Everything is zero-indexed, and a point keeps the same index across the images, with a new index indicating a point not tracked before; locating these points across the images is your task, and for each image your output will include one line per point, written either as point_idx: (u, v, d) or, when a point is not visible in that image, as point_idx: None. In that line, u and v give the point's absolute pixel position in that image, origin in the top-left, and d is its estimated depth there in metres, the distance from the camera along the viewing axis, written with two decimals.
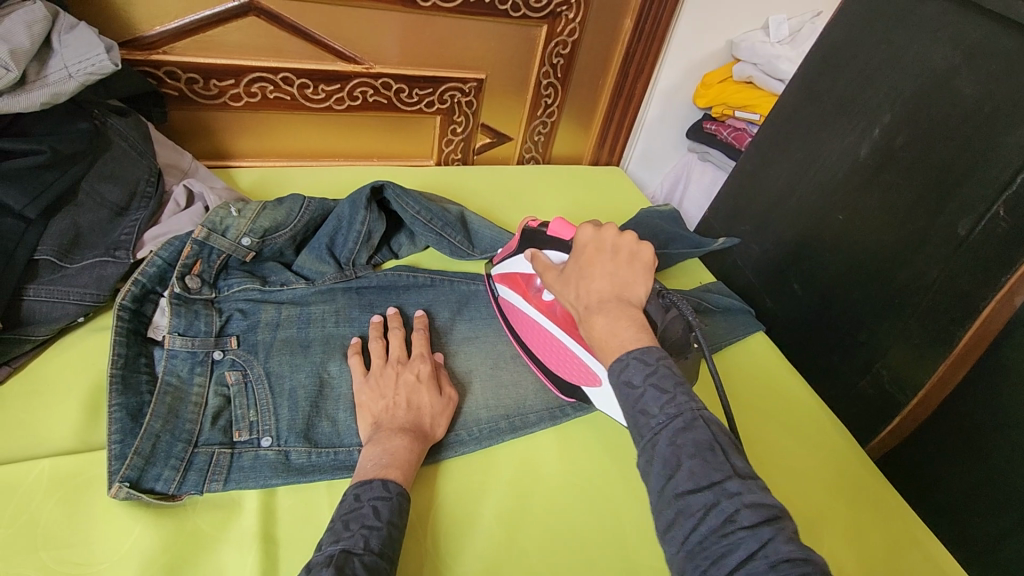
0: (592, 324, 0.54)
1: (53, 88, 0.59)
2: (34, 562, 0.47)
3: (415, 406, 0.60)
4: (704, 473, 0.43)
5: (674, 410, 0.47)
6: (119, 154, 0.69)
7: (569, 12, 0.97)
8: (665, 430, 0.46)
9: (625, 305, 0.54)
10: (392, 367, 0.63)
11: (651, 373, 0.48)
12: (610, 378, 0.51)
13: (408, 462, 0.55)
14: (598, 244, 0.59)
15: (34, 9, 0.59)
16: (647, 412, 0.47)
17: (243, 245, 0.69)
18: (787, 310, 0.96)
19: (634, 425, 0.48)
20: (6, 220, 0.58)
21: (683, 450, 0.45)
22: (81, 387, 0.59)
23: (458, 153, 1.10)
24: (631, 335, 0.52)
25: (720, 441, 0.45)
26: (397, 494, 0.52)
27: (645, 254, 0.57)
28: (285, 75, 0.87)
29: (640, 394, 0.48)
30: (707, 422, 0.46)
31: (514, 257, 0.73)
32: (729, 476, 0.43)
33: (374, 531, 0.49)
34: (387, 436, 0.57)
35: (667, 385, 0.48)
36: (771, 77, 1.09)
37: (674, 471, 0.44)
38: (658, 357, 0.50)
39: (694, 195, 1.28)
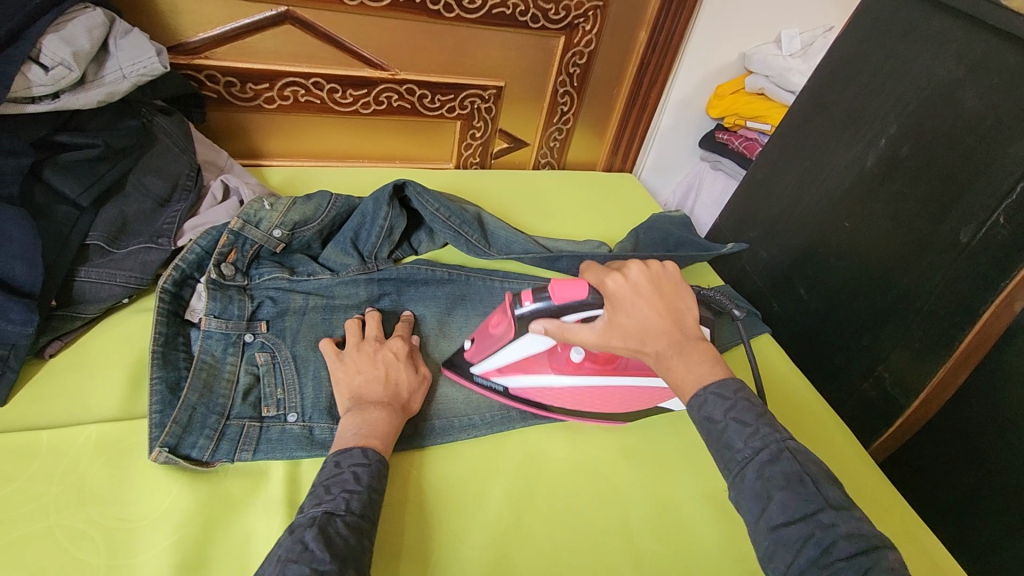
0: (671, 369, 0.53)
1: (109, 88, 0.65)
2: (83, 516, 0.52)
3: (392, 380, 0.62)
4: (797, 505, 0.45)
5: (759, 443, 0.49)
6: (162, 150, 0.75)
7: (586, 24, 1.01)
8: (751, 462, 0.48)
9: (694, 341, 0.53)
10: (370, 345, 0.66)
11: (730, 407, 0.50)
12: (690, 415, 0.52)
13: (387, 432, 0.58)
14: (634, 286, 0.55)
15: (93, 16, 0.64)
16: (733, 446, 0.49)
17: (274, 237, 0.74)
18: (793, 314, 0.98)
19: (718, 457, 0.50)
20: (62, 208, 0.64)
21: (773, 482, 0.47)
22: (124, 361, 0.64)
23: (477, 157, 1.15)
24: (708, 369, 0.52)
25: (810, 473, 0.46)
26: (376, 461, 0.55)
27: (671, 273, 0.56)
28: (316, 80, 0.92)
29: (722, 428, 0.50)
30: (793, 452, 0.48)
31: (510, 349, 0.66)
32: (822, 508, 0.45)
33: (355, 495, 0.51)
34: (364, 408, 0.59)
35: (749, 418, 0.49)
36: (783, 89, 1.12)
37: (766, 503, 0.46)
38: (735, 390, 0.51)
39: (706, 203, 1.32)
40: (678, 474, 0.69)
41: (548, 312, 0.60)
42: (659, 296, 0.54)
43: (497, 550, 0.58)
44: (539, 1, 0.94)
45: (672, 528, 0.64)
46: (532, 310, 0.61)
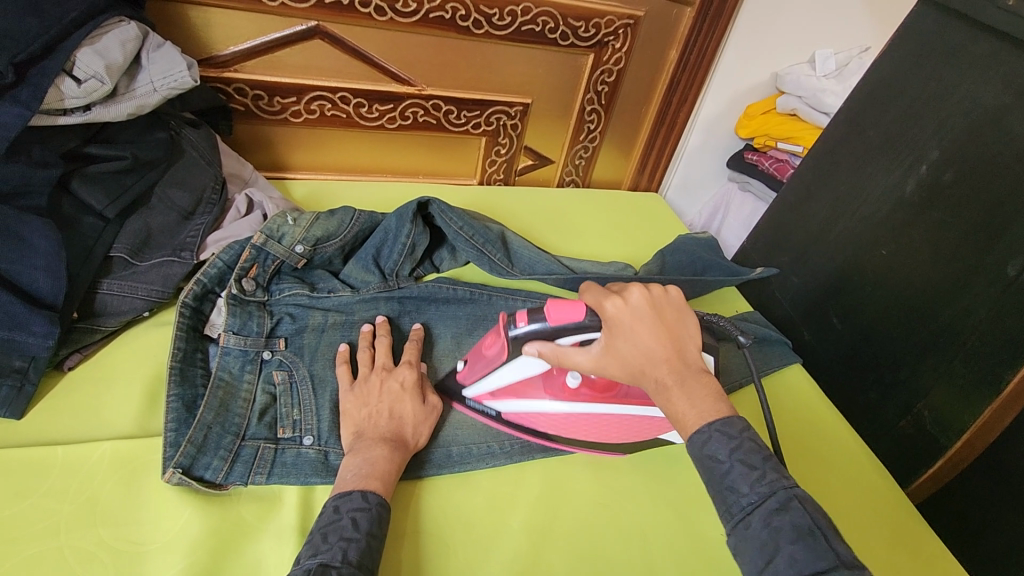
0: (672, 402, 0.53)
1: (139, 101, 0.65)
2: (92, 537, 0.51)
3: (397, 415, 0.61)
4: (807, 559, 0.43)
5: (765, 489, 0.48)
6: (189, 162, 0.75)
7: (616, 42, 0.99)
8: (758, 509, 0.47)
9: (696, 372, 0.54)
10: (377, 374, 0.64)
11: (735, 447, 0.50)
12: (690, 450, 0.51)
13: (388, 472, 0.55)
14: (634, 310, 0.55)
15: (127, 29, 0.64)
16: (738, 490, 0.49)
17: (296, 252, 0.73)
18: (824, 343, 0.95)
19: (720, 499, 0.50)
20: (88, 219, 0.64)
21: (782, 533, 0.46)
22: (142, 376, 0.63)
23: (500, 173, 1.14)
24: (709, 406, 0.52)
25: (821, 526, 0.45)
26: (376, 505, 0.52)
27: (675, 301, 0.57)
28: (343, 94, 0.92)
29: (728, 469, 0.49)
30: (802, 501, 0.47)
31: (501, 370, 0.64)
32: (834, 565, 0.43)
33: (353, 543, 0.49)
34: (367, 445, 0.57)
35: (755, 461, 0.49)
36: (817, 110, 1.07)
37: (772, 555, 0.45)
38: (742, 429, 0.51)
39: (732, 225, 1.27)
40: (705, 510, 0.66)
41: (542, 335, 0.59)
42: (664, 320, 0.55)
43: None
44: (569, 19, 0.93)
45: (700, 568, 0.61)
46: (525, 333, 0.60)
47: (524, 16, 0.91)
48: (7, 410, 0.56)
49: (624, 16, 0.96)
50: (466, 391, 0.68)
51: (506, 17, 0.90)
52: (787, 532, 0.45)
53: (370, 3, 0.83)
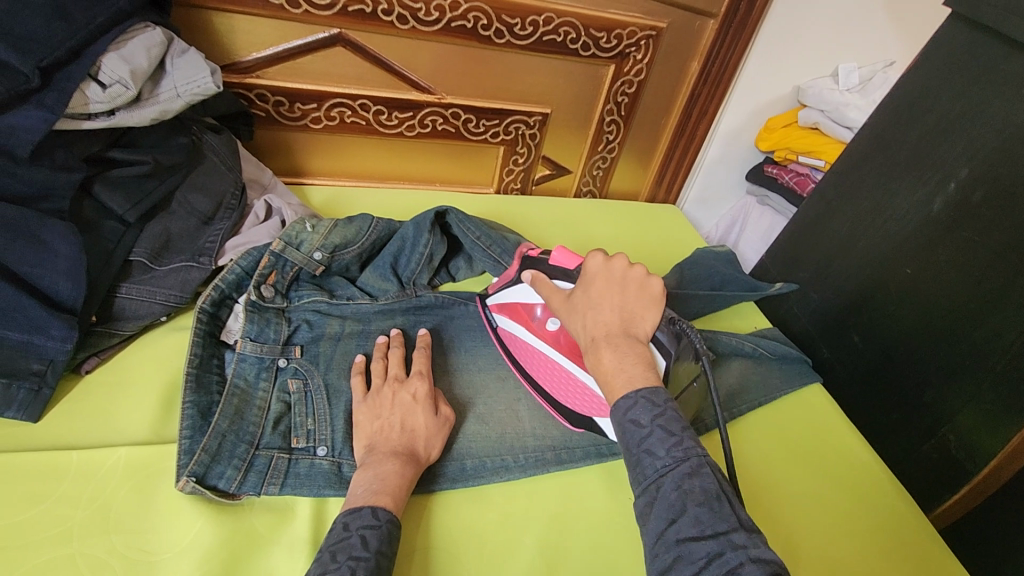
0: (598, 359, 0.53)
1: (162, 106, 0.65)
2: (104, 545, 0.50)
3: (409, 428, 0.60)
4: (710, 521, 0.42)
5: (680, 454, 0.46)
6: (210, 167, 0.75)
7: (638, 53, 0.99)
8: (671, 473, 0.45)
9: (632, 343, 0.53)
10: (391, 385, 0.63)
11: (658, 415, 0.48)
12: (614, 414, 0.50)
13: (399, 488, 0.55)
14: (607, 272, 0.58)
15: (152, 35, 0.64)
16: (652, 453, 0.46)
17: (314, 259, 0.73)
18: (845, 363, 0.93)
19: (634, 464, 0.47)
20: (109, 223, 0.64)
21: (690, 496, 0.43)
22: (158, 381, 0.63)
23: (518, 183, 1.14)
24: (638, 372, 0.51)
25: (727, 492, 0.43)
26: (386, 522, 0.51)
27: (652, 288, 0.57)
28: (363, 102, 0.92)
29: (647, 434, 0.47)
30: (714, 468, 0.45)
31: (511, 287, 0.72)
32: (734, 528, 0.41)
33: (362, 562, 0.47)
34: (379, 460, 0.56)
35: (674, 428, 0.47)
36: (839, 125, 1.05)
37: (676, 515, 0.43)
38: (666, 400, 0.49)
39: (751, 239, 1.25)
40: None
41: (541, 270, 0.67)
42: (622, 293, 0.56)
43: None
44: (591, 29, 0.93)
45: None
46: (531, 262, 0.69)
47: (546, 26, 0.90)
48: (24, 413, 0.56)
49: (646, 27, 0.96)
50: (488, 299, 0.77)
51: (528, 27, 0.89)
52: (697, 496, 0.43)
53: (393, 11, 0.83)
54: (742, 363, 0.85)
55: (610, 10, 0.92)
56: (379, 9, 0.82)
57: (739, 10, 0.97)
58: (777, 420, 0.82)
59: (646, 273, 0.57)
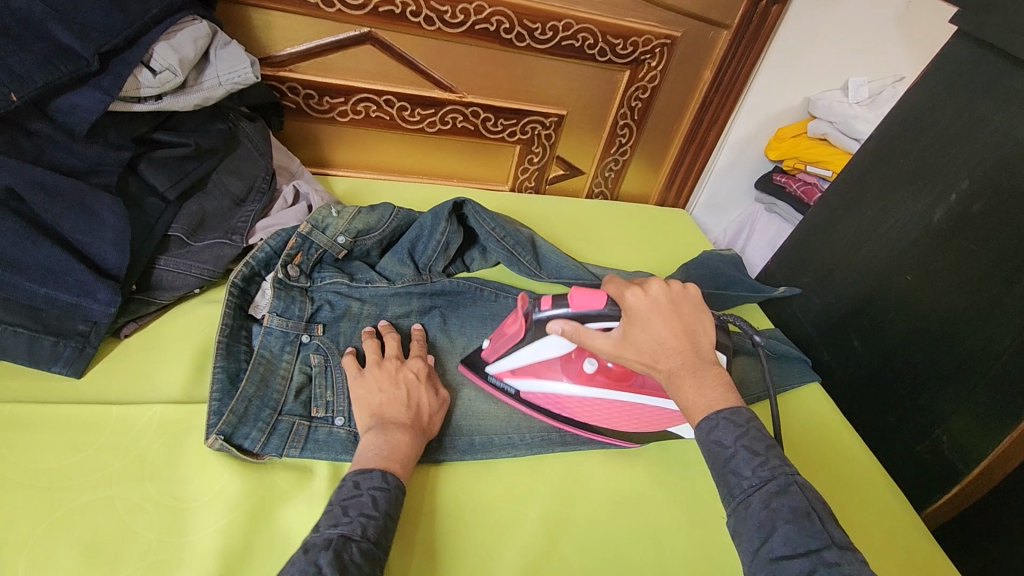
0: (682, 390, 0.55)
1: (205, 93, 0.70)
2: (140, 491, 0.54)
3: (413, 401, 0.63)
4: (800, 540, 0.45)
5: (766, 473, 0.49)
6: (244, 153, 0.80)
7: (652, 60, 1.03)
8: (758, 491, 0.49)
9: (708, 365, 0.56)
10: (392, 362, 0.67)
11: (741, 434, 0.52)
12: (698, 437, 0.53)
13: (406, 456, 0.58)
14: (653, 301, 0.58)
15: (199, 27, 0.69)
16: (739, 473, 0.50)
17: (338, 243, 0.77)
18: (844, 365, 0.95)
19: (721, 483, 0.51)
20: (151, 200, 0.69)
21: (777, 514, 0.47)
22: (190, 347, 0.67)
23: (532, 181, 1.18)
24: (720, 395, 0.54)
25: (817, 510, 0.47)
26: (394, 487, 0.55)
27: (692, 296, 0.60)
28: (388, 98, 0.97)
29: (732, 454, 0.51)
30: (802, 486, 0.49)
31: None
32: (827, 545, 0.45)
33: (371, 520, 0.51)
34: (387, 428, 0.59)
35: (759, 448, 0.51)
36: (847, 137, 1.08)
37: (768, 534, 0.46)
38: (749, 418, 0.53)
39: (757, 245, 1.27)
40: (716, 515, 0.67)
41: (569, 316, 0.62)
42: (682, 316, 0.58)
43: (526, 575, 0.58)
44: (608, 36, 0.97)
45: (709, 569, 0.62)
46: (550, 311, 0.63)
47: (565, 31, 0.94)
48: (69, 369, 0.61)
49: (661, 36, 1.00)
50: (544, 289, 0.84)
51: (547, 32, 0.94)
52: (784, 512, 0.47)
53: (420, 13, 0.87)
54: (741, 360, 0.88)
55: (627, 18, 0.96)
56: (407, 10, 0.87)
57: (751, 22, 1.01)
58: (772, 416, 0.85)
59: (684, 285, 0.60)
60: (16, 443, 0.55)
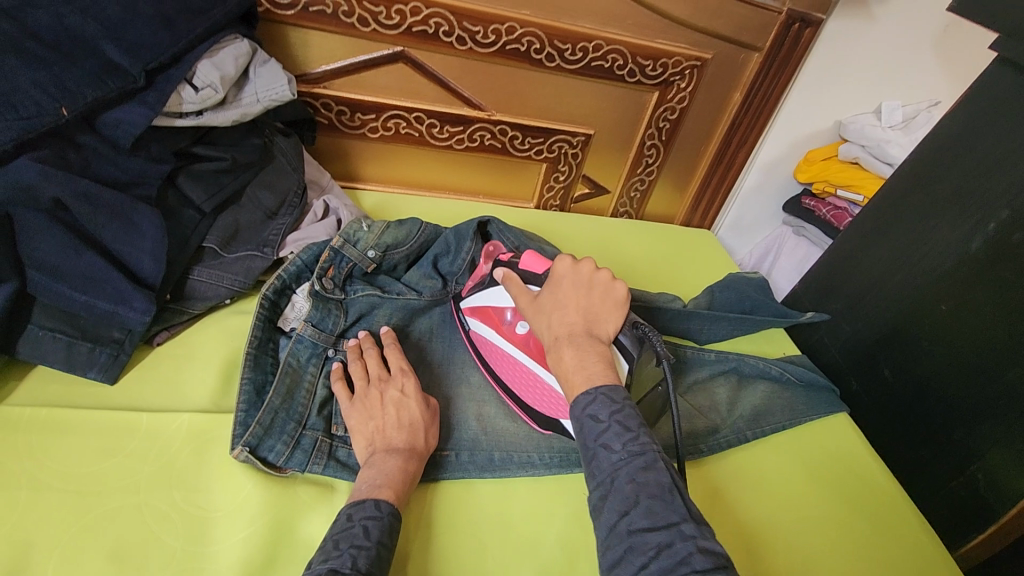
0: (561, 359, 0.57)
1: (243, 109, 0.72)
2: (167, 498, 0.55)
3: (407, 422, 0.62)
4: (662, 512, 0.45)
5: (636, 448, 0.49)
6: (277, 167, 0.81)
7: (681, 81, 1.03)
8: (626, 466, 0.49)
9: (592, 343, 0.58)
10: (376, 386, 0.65)
11: (616, 410, 0.52)
12: (574, 408, 0.54)
13: (401, 481, 0.57)
14: (574, 274, 0.63)
15: (240, 46, 0.72)
16: (610, 447, 0.50)
17: (368, 257, 0.77)
18: (873, 395, 0.92)
19: (590, 458, 0.51)
20: (188, 211, 0.71)
21: (644, 488, 0.47)
22: (219, 357, 0.69)
23: (558, 199, 1.18)
24: (598, 371, 0.55)
25: (679, 485, 0.48)
26: (388, 514, 0.54)
27: (618, 293, 0.62)
28: (418, 115, 0.98)
29: (604, 428, 0.51)
30: (668, 462, 0.49)
31: (489, 288, 0.73)
32: (686, 519, 0.45)
33: (363, 551, 0.50)
34: (382, 458, 0.59)
35: (630, 424, 0.51)
36: (880, 161, 1.06)
37: (629, 507, 0.46)
38: (624, 398, 0.53)
39: (785, 267, 1.25)
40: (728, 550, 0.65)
41: (513, 270, 0.69)
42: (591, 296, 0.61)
43: None
44: (638, 57, 0.97)
45: None
46: (507, 262, 0.71)
47: (595, 52, 0.95)
48: (103, 374, 0.63)
49: (691, 58, 1.00)
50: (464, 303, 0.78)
51: (577, 52, 0.94)
52: (650, 488, 0.47)
53: (453, 33, 0.89)
54: (766, 386, 0.87)
55: (657, 40, 0.97)
56: (440, 30, 0.88)
57: (783, 45, 1.01)
58: (798, 443, 0.82)
59: (612, 277, 0.62)
60: (51, 446, 0.57)
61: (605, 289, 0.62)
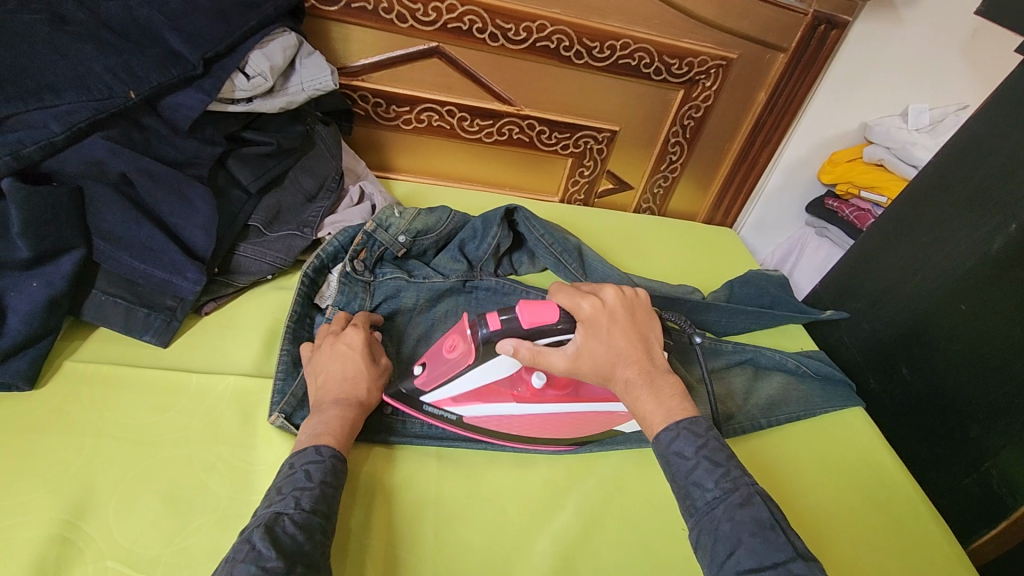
0: (639, 400, 0.56)
1: (289, 98, 0.77)
2: (214, 451, 0.60)
3: (351, 374, 0.63)
4: (766, 551, 0.47)
5: (729, 484, 0.51)
6: (317, 153, 0.86)
7: (707, 80, 1.05)
8: (721, 504, 0.50)
9: (664, 373, 0.57)
10: (327, 337, 0.67)
11: (701, 445, 0.53)
12: (657, 448, 0.54)
13: (341, 429, 0.58)
14: (610, 311, 0.57)
15: (288, 38, 0.77)
16: (702, 485, 0.52)
17: (399, 241, 0.81)
18: (890, 394, 0.93)
19: (683, 494, 0.53)
20: (235, 191, 0.76)
21: (743, 526, 0.48)
22: (261, 327, 0.74)
23: (582, 194, 1.21)
24: (674, 404, 0.56)
25: (779, 521, 0.48)
26: (330, 458, 0.55)
27: (641, 301, 0.61)
28: (449, 108, 1.03)
29: (693, 464, 0.52)
30: (763, 497, 0.50)
31: (462, 377, 0.62)
32: (792, 557, 0.46)
33: (306, 492, 0.52)
34: (323, 409, 0.60)
35: (719, 458, 0.52)
36: (904, 162, 1.05)
37: (734, 548, 0.47)
38: (707, 429, 0.55)
39: (806, 268, 1.25)
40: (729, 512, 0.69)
41: (522, 335, 0.58)
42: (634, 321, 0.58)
43: (561, 560, 0.60)
44: (664, 56, 1.00)
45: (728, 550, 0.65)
46: (496, 331, 0.58)
47: (622, 50, 0.98)
48: (157, 338, 0.68)
49: (718, 57, 1.02)
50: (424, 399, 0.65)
51: (605, 50, 0.98)
52: (749, 525, 0.48)
53: (486, 30, 0.93)
54: (782, 377, 0.89)
55: (684, 39, 0.99)
56: (474, 27, 0.92)
57: (809, 47, 1.02)
58: (813, 434, 0.84)
59: (635, 291, 0.61)
60: (112, 399, 0.62)
61: (637, 309, 0.60)
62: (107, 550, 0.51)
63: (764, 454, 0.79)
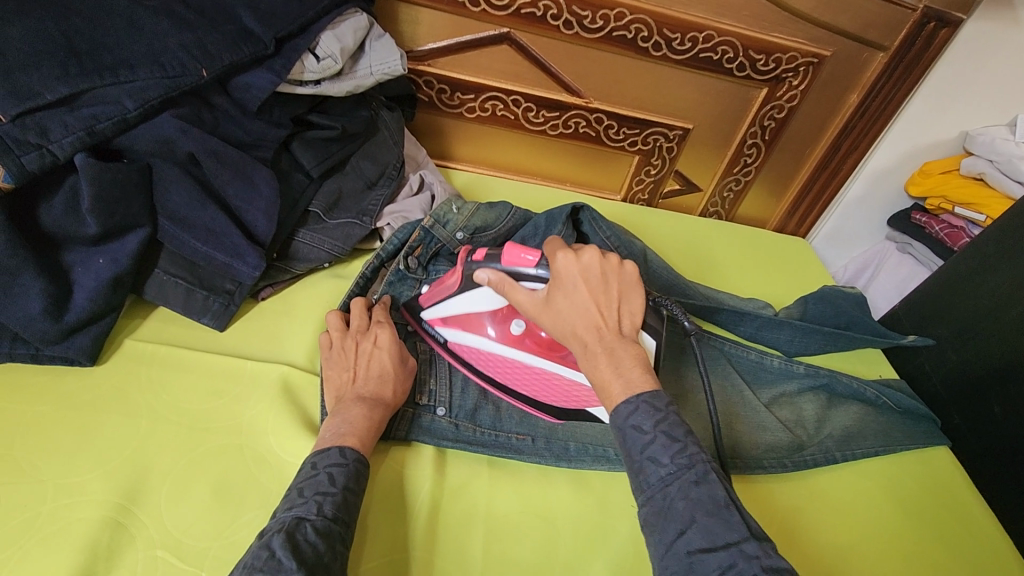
0: (596, 368, 0.52)
1: (357, 81, 0.74)
2: (265, 443, 0.59)
3: (376, 372, 0.61)
4: (719, 531, 0.43)
5: (685, 460, 0.46)
6: (381, 139, 0.84)
7: (794, 78, 0.97)
8: (676, 480, 0.46)
9: (627, 343, 0.52)
10: (353, 336, 0.64)
11: (660, 420, 0.48)
12: (614, 419, 0.50)
13: (365, 429, 0.56)
14: (583, 270, 0.54)
15: (360, 20, 0.74)
16: (658, 461, 0.47)
17: (457, 238, 0.77)
18: (977, 433, 0.83)
19: (636, 470, 0.48)
20: (298, 175, 0.75)
21: (698, 504, 0.44)
22: (314, 317, 0.72)
23: (645, 193, 1.16)
24: (637, 377, 0.51)
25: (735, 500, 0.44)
26: (353, 460, 0.53)
27: (629, 275, 0.55)
28: (516, 98, 0.99)
29: (650, 439, 0.48)
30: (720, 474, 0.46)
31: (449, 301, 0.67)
32: (747, 537, 0.42)
33: (328, 497, 0.50)
34: (346, 406, 0.58)
35: (677, 433, 0.47)
36: (1011, 177, 0.90)
37: (686, 527, 0.43)
38: (667, 405, 0.49)
39: (884, 286, 1.08)
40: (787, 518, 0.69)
41: (501, 270, 0.60)
42: (608, 288, 0.54)
43: None
44: (750, 51, 0.93)
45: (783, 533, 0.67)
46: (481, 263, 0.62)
47: (704, 43, 0.91)
48: (215, 321, 0.67)
49: (809, 54, 0.94)
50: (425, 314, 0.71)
51: (686, 42, 0.91)
52: (704, 504, 0.44)
53: (561, 16, 0.88)
54: (859, 408, 0.82)
55: (772, 33, 0.92)
56: (548, 13, 0.88)
57: (913, 46, 0.94)
58: (889, 474, 0.76)
59: (621, 259, 0.55)
60: (170, 380, 0.62)
61: (618, 278, 0.54)
62: (156, 538, 0.51)
63: (830, 491, 0.73)
